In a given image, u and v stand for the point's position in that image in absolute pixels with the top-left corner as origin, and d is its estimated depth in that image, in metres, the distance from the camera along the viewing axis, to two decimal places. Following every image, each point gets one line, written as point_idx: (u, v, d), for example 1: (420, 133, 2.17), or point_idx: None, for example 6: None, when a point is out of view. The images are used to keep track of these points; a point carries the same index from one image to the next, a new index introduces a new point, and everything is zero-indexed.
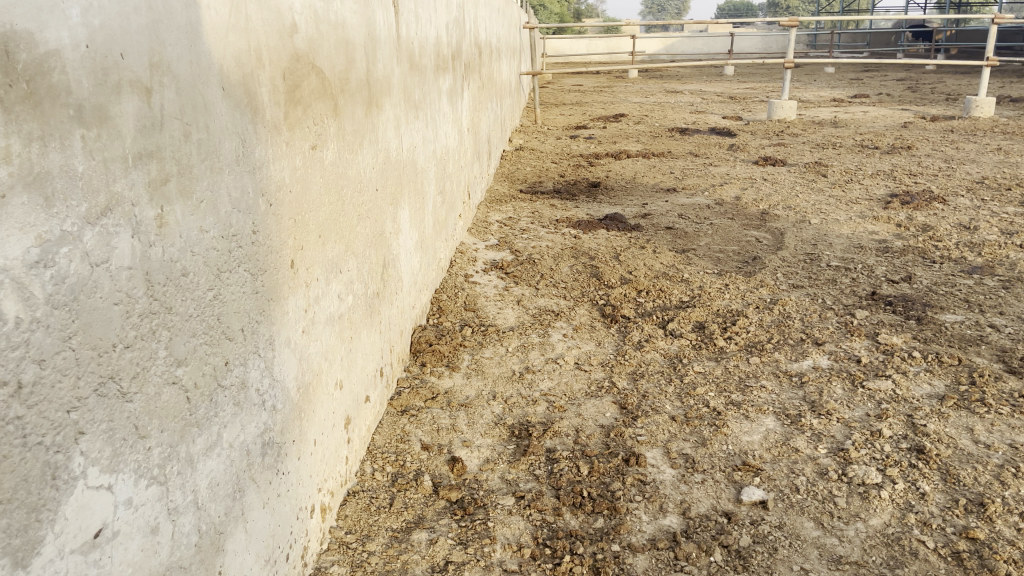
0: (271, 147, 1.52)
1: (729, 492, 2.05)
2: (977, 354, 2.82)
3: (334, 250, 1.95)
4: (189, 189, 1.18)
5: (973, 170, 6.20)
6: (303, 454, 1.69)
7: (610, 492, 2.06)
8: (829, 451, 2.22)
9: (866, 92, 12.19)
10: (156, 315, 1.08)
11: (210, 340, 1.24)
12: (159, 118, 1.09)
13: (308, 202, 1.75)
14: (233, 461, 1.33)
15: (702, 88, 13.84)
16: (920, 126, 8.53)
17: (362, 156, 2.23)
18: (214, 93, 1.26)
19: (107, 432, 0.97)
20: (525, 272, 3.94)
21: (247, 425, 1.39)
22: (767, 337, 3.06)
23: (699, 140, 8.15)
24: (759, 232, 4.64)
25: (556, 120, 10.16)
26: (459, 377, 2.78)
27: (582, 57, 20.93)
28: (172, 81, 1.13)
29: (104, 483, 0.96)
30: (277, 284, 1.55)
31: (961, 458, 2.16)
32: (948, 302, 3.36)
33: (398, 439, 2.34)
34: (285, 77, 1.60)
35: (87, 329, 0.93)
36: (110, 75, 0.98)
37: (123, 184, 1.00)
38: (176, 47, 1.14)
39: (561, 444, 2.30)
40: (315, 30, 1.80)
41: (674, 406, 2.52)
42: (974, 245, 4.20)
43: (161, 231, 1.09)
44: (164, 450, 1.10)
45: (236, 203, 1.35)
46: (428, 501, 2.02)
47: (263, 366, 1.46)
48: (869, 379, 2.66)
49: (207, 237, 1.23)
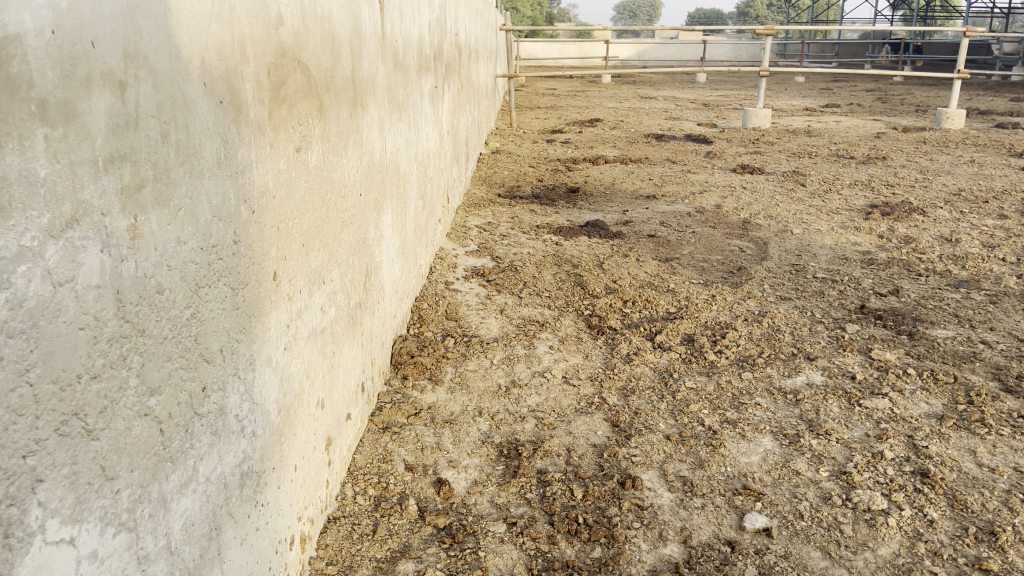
0: (254, 150, 1.39)
1: (730, 518, 1.96)
2: (972, 371, 2.76)
3: (317, 259, 1.82)
4: (166, 196, 1.05)
5: (949, 181, 6.22)
6: (283, 481, 1.56)
7: (607, 518, 1.96)
8: (831, 474, 2.14)
9: (839, 101, 12.26)
10: (128, 339, 0.95)
11: (186, 365, 1.12)
12: (134, 116, 0.97)
13: (292, 207, 1.62)
14: (210, 497, 1.20)
15: (676, 94, 13.82)
16: (894, 137, 8.57)
17: (346, 160, 2.11)
18: (195, 89, 1.14)
19: (69, 477, 0.84)
20: (506, 280, 3.83)
21: (225, 454, 1.25)
22: (758, 351, 2.98)
23: (676, 147, 8.09)
24: (742, 242, 4.57)
25: (531, 123, 10.07)
26: (443, 391, 2.66)
27: (554, 61, 20.93)
28: (149, 74, 1.00)
29: (66, 536, 0.83)
30: (259, 298, 1.42)
31: (967, 482, 2.09)
32: (938, 316, 3.31)
33: (380, 459, 2.22)
34: (269, 73, 1.47)
35: (48, 360, 0.80)
36: (79, 66, 0.85)
37: (92, 191, 0.87)
38: (154, 36, 1.02)
39: (553, 465, 2.20)
40: (301, 23, 1.68)
41: (668, 424, 2.43)
42: (958, 259, 4.17)
43: (134, 244, 0.96)
44: (133, 492, 0.97)
45: (216, 212, 1.22)
46: (414, 528, 1.90)
47: (243, 389, 1.34)
48: (865, 397, 2.59)
49: (184, 250, 1.10)
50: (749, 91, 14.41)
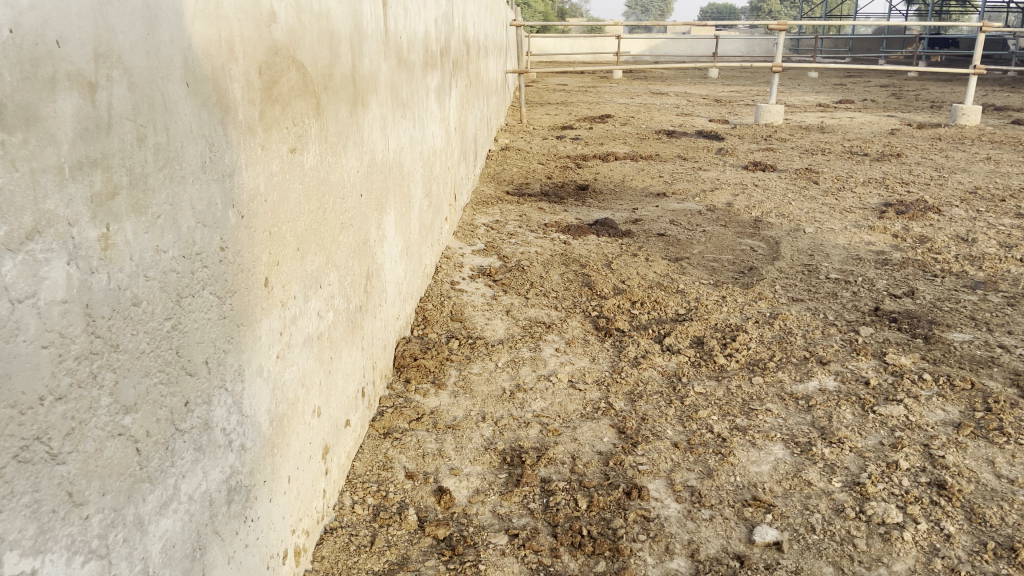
0: (243, 152, 1.34)
1: (740, 531, 1.90)
2: (990, 377, 2.69)
3: (313, 262, 1.76)
4: (143, 202, 1.00)
5: (965, 179, 6.11)
6: (275, 494, 1.51)
7: (612, 530, 1.90)
8: (844, 485, 2.08)
9: (852, 98, 12.09)
10: (99, 355, 0.90)
11: (166, 380, 1.06)
12: (106, 120, 0.91)
13: (285, 210, 1.57)
14: (194, 515, 1.14)
15: (687, 90, 13.69)
16: (908, 134, 8.44)
17: (346, 160, 2.06)
18: (176, 89, 1.08)
19: (31, 506, 0.79)
20: (513, 280, 3.77)
21: (210, 470, 1.20)
22: (769, 355, 2.92)
23: (688, 143, 7.99)
24: (754, 241, 4.49)
25: (542, 119, 9.99)
26: (446, 395, 2.60)
27: (565, 58, 20.84)
28: (124, 75, 0.95)
29: (27, 569, 0.78)
30: (248, 306, 1.36)
31: (985, 495, 2.02)
32: (955, 319, 3.23)
33: (380, 466, 2.16)
34: (261, 73, 1.42)
35: (5, 380, 0.76)
36: (42, 67, 0.80)
37: (57, 200, 0.82)
38: (130, 34, 0.96)
39: (557, 474, 2.14)
40: (297, 20, 1.62)
41: (676, 431, 2.37)
42: (974, 259, 4.08)
43: (106, 255, 0.91)
44: (105, 517, 0.91)
45: (201, 217, 1.16)
46: (413, 539, 1.85)
47: (230, 401, 1.28)
48: (880, 404, 2.52)
49: (164, 258, 1.05)
50: (760, 87, 14.27)
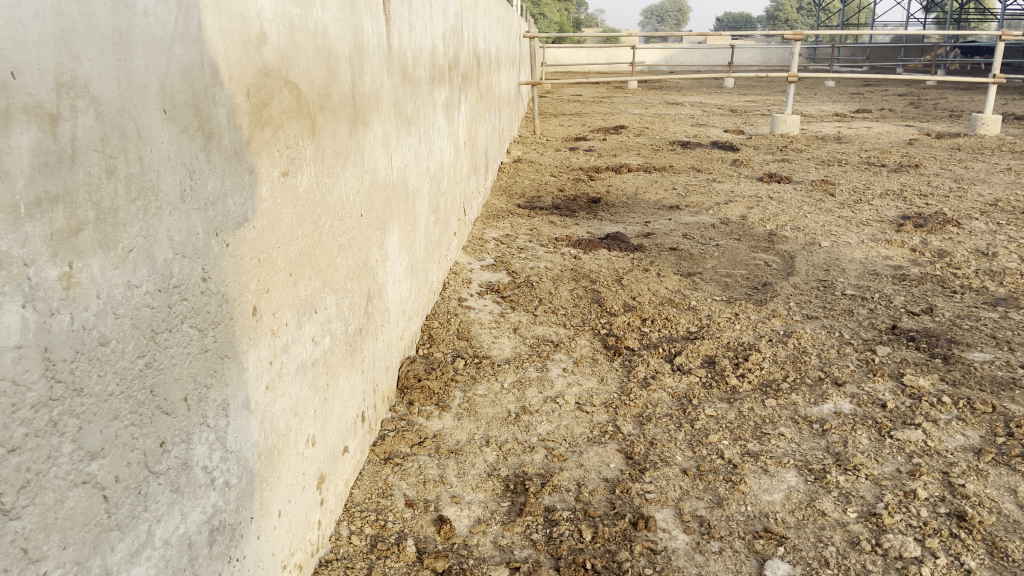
0: (228, 178, 1.29)
1: (750, 565, 1.83)
2: (1012, 400, 2.59)
3: (308, 288, 1.72)
4: (113, 237, 0.95)
5: (984, 191, 5.99)
6: (265, 530, 1.46)
7: (617, 563, 1.84)
8: (860, 516, 2.00)
9: (869, 107, 11.96)
10: (60, 401, 0.85)
11: (139, 422, 1.01)
12: (69, 152, 0.87)
13: (276, 235, 1.52)
14: (169, 561, 1.10)
15: (702, 101, 13.60)
16: (927, 144, 8.31)
17: (344, 180, 2.01)
18: (152, 117, 1.04)
19: None
20: (522, 296, 3.72)
21: (190, 512, 1.15)
22: (783, 375, 2.84)
23: (702, 154, 7.91)
24: (768, 256, 4.40)
25: (556, 131, 9.95)
26: (449, 418, 2.54)
27: (578, 69, 20.82)
28: (91, 105, 0.91)
29: None
30: (234, 337, 1.32)
31: (1007, 527, 1.93)
32: (975, 338, 3.14)
33: (379, 493, 2.11)
34: (249, 95, 1.38)
35: None
36: None
37: (11, 240, 0.78)
38: (99, 61, 0.92)
39: (562, 502, 2.08)
40: (290, 40, 1.58)
41: (685, 457, 2.30)
42: (995, 274, 3.98)
43: (69, 294, 0.87)
44: (66, 571, 0.87)
45: (179, 248, 1.12)
46: (411, 572, 1.80)
47: (213, 438, 1.23)
48: (897, 428, 2.43)
49: (137, 294, 1.01)
50: (775, 97, 14.16)
